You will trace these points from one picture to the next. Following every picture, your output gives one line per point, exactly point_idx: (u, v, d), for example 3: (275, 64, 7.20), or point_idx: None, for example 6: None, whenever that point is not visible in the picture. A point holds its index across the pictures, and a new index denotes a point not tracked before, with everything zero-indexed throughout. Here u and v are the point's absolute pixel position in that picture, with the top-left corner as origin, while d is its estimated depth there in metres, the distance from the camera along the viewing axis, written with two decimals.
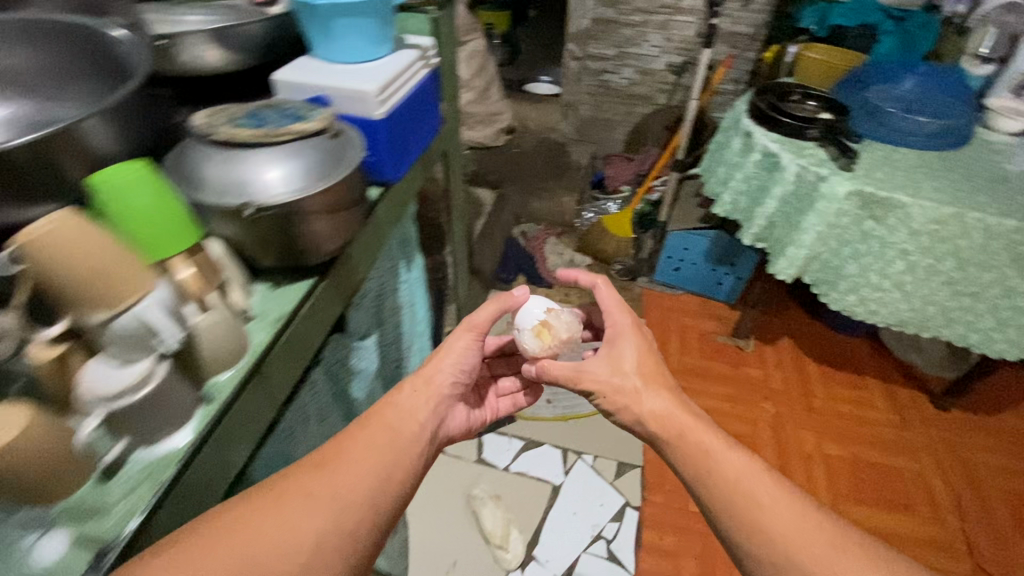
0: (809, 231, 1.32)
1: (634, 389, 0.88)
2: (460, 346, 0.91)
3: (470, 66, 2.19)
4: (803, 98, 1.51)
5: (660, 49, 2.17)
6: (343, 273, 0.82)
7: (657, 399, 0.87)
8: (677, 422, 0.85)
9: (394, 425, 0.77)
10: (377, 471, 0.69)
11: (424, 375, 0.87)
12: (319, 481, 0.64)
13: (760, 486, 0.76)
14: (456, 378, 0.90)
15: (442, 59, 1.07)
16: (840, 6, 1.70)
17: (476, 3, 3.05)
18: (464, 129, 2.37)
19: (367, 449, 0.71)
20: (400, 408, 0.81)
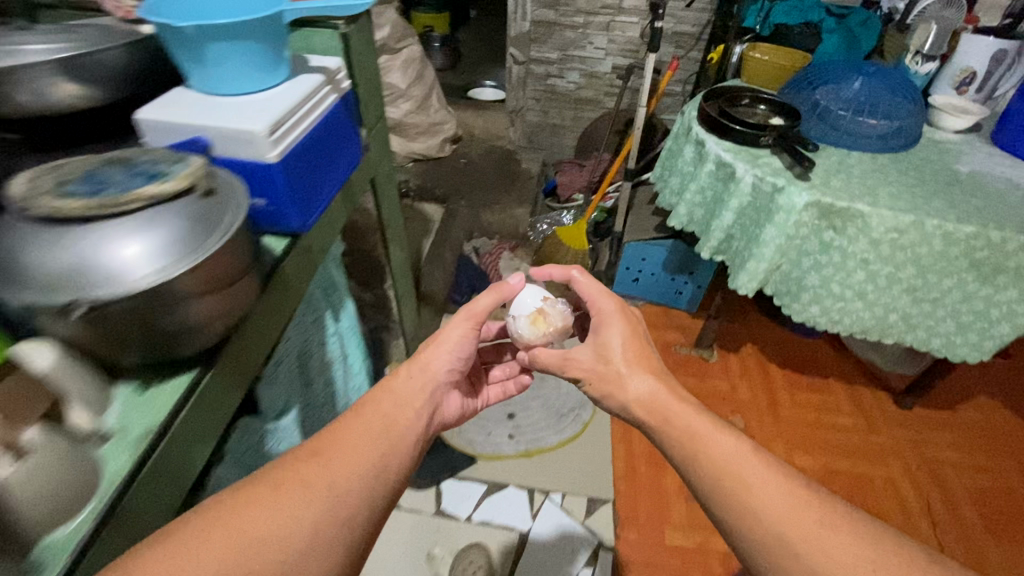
0: (769, 244, 1.27)
1: (620, 371, 0.86)
2: (457, 335, 0.90)
3: (406, 74, 2.04)
4: (753, 102, 1.46)
5: (604, 52, 2.09)
6: (247, 344, 0.68)
7: (640, 384, 0.84)
8: (664, 409, 0.80)
9: (392, 411, 0.75)
10: (376, 459, 0.67)
11: (420, 361, 0.87)
12: (317, 466, 0.61)
13: (755, 471, 0.68)
14: (454, 364, 0.89)
15: (359, 78, 0.93)
16: (783, 5, 1.69)
17: (412, 5, 2.90)
18: (406, 141, 2.22)
19: (365, 437, 0.69)
20: (396, 395, 0.80)
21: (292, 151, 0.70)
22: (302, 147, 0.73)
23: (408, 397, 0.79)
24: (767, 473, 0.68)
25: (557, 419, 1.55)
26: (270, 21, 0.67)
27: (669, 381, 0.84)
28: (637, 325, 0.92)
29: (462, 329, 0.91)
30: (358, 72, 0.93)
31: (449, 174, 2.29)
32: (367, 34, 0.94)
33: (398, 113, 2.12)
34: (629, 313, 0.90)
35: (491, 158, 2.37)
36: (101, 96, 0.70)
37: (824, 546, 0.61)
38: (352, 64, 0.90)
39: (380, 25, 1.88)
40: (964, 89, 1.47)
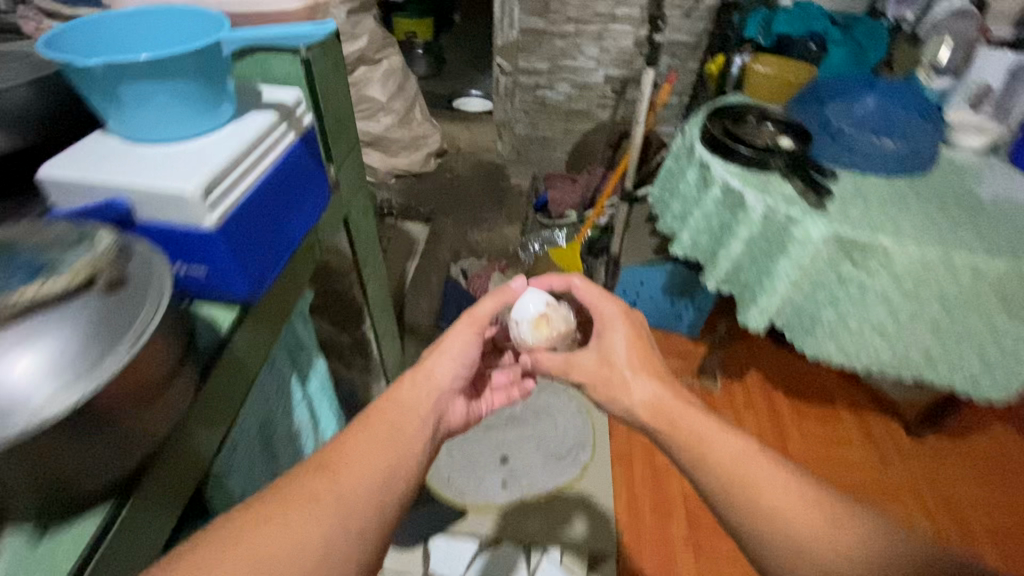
0: (783, 278, 1.17)
1: (622, 373, 0.81)
2: (461, 339, 0.89)
3: (386, 87, 1.91)
4: (759, 120, 1.36)
5: (596, 62, 1.98)
6: (196, 433, 0.57)
7: (644, 387, 0.79)
8: (669, 412, 0.75)
9: (399, 416, 0.75)
10: (384, 468, 0.66)
11: (421, 368, 0.85)
12: (326, 478, 0.62)
13: (765, 468, 0.67)
14: (455, 373, 0.87)
15: (325, 108, 0.81)
16: (784, 15, 1.60)
17: (392, 10, 2.76)
18: (388, 157, 2.10)
19: (372, 446, 0.68)
20: (399, 405, 0.77)
21: (236, 208, 0.58)
22: (250, 202, 0.60)
23: (414, 402, 0.78)
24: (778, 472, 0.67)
25: (554, 462, 1.45)
26: (206, 54, 0.54)
27: (674, 383, 0.79)
28: (641, 329, 0.87)
29: (463, 336, 0.89)
30: (324, 101, 0.80)
31: (434, 191, 2.17)
32: (334, 57, 0.82)
33: (379, 127, 1.98)
34: (633, 316, 0.86)
35: (478, 173, 2.25)
36: (1, 145, 0.57)
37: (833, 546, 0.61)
38: (315, 92, 0.77)
39: (356, 35, 1.75)
40: (977, 105, 1.37)
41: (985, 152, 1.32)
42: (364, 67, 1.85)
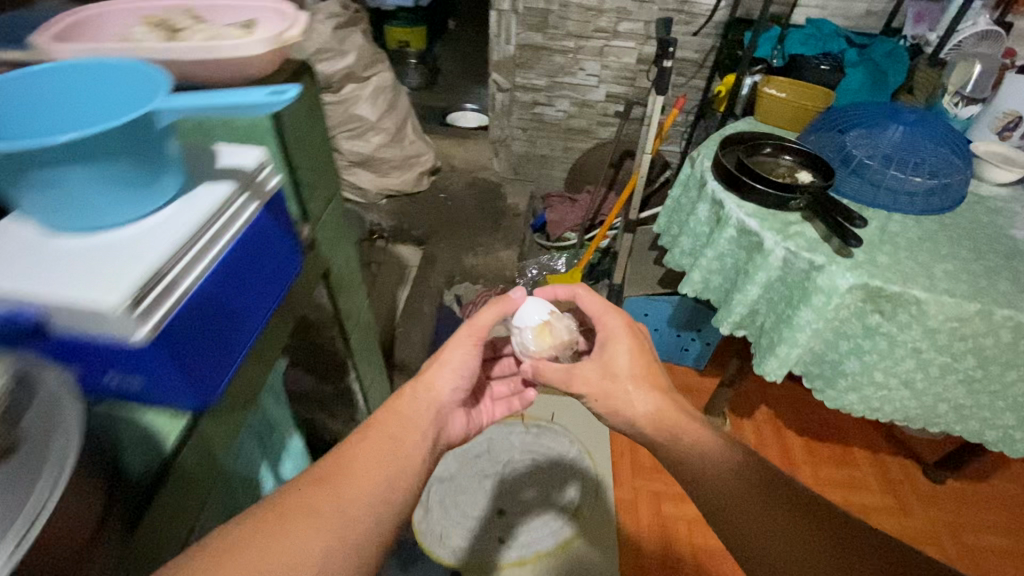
0: (804, 329, 1.07)
1: (622, 384, 0.82)
2: (463, 354, 0.93)
3: (376, 105, 1.80)
4: (775, 151, 1.27)
5: (597, 79, 1.88)
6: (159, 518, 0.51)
7: (641, 397, 0.80)
8: (671, 422, 0.76)
9: (397, 428, 0.77)
10: (384, 482, 0.68)
11: (420, 382, 0.89)
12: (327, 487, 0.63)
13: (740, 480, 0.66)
14: (455, 387, 0.91)
15: (295, 155, 0.71)
16: (798, 35, 1.53)
17: (384, 19, 2.66)
18: (378, 177, 1.99)
19: (372, 459, 0.70)
20: (402, 418, 0.80)
21: (177, 310, 0.47)
22: (197, 296, 0.49)
23: (410, 416, 0.82)
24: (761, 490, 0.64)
25: (553, 517, 1.37)
26: (136, 126, 0.44)
27: (671, 392, 0.81)
28: (643, 340, 0.87)
29: (464, 350, 0.92)
30: (294, 149, 0.70)
31: (428, 211, 2.07)
32: (305, 96, 0.72)
33: (369, 147, 1.88)
34: (635, 331, 0.85)
35: (473, 192, 2.15)
36: None
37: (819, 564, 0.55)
38: (284, 142, 0.67)
39: (343, 52, 1.64)
40: (1006, 135, 1.28)
41: (1014, 185, 1.25)
42: (353, 85, 1.75)
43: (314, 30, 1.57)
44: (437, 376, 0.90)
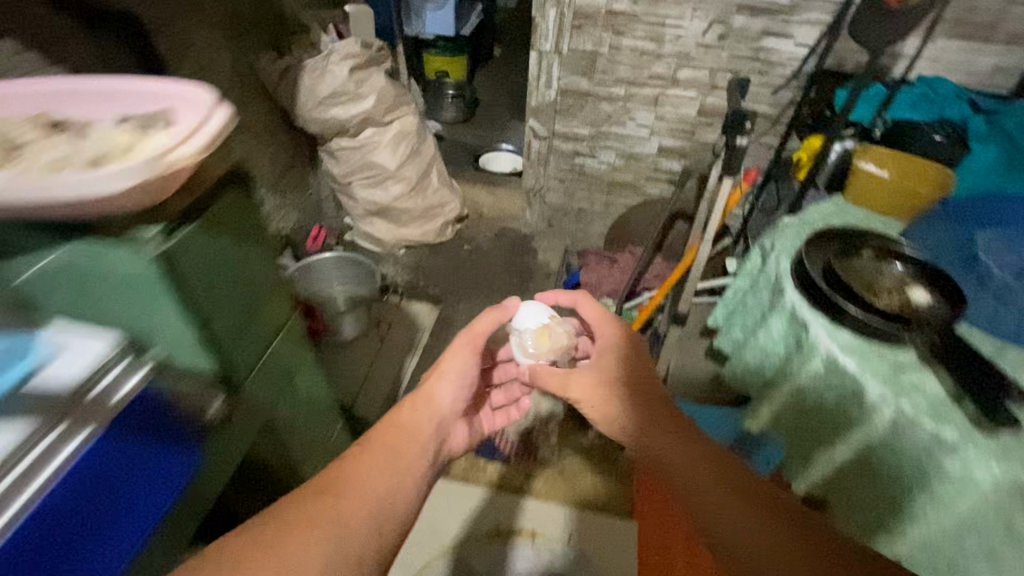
0: (920, 527, 0.77)
1: (617, 392, 0.75)
2: (459, 361, 0.93)
3: (396, 152, 1.61)
4: (880, 254, 0.97)
5: (650, 130, 1.63)
6: None
7: (630, 410, 0.72)
8: (635, 427, 0.71)
9: (397, 440, 0.78)
10: (385, 490, 0.69)
11: (418, 395, 0.88)
12: (329, 498, 0.64)
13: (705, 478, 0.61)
14: (455, 396, 0.90)
15: (217, 287, 0.57)
16: (905, 97, 1.27)
17: (422, 49, 2.50)
18: (397, 227, 1.80)
19: (374, 471, 0.71)
20: (404, 430, 0.81)
21: (17, 525, 0.38)
22: (29, 522, 0.39)
23: (411, 424, 0.82)
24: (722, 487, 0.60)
25: None
26: None
27: (665, 396, 0.74)
28: (642, 351, 0.82)
29: (461, 356, 0.93)
30: (212, 290, 0.55)
31: (448, 266, 1.87)
32: (235, 214, 0.57)
33: (386, 196, 1.69)
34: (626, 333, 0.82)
35: (500, 246, 1.94)
36: None
37: (769, 558, 0.53)
38: (197, 286, 0.52)
39: (361, 96, 1.46)
40: None
41: None
42: (371, 129, 1.57)
43: (327, 70, 1.39)
44: (436, 385, 0.90)
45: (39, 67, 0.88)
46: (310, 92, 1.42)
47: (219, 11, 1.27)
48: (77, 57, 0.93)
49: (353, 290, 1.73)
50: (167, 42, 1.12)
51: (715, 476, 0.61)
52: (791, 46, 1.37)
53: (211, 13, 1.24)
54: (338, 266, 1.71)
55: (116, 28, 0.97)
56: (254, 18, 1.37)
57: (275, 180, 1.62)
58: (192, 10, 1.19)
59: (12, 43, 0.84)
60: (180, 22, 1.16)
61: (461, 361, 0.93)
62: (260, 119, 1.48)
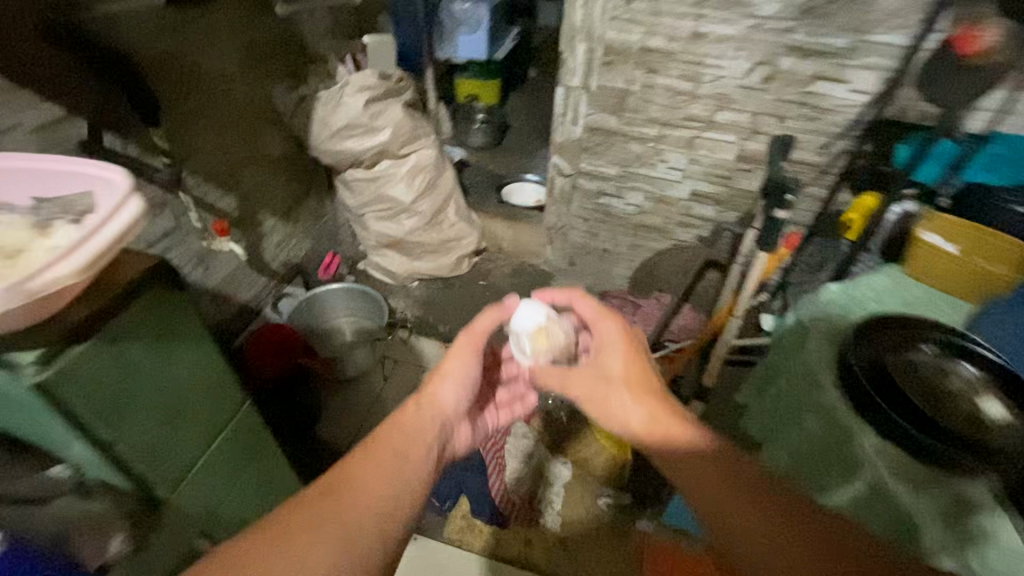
0: None
1: (615, 388, 0.80)
2: (460, 361, 0.92)
3: (411, 186, 1.54)
4: (941, 355, 0.84)
5: (682, 174, 1.51)
6: None
7: (631, 401, 0.77)
8: (661, 429, 0.72)
9: (402, 445, 0.77)
10: (391, 496, 0.69)
11: (426, 393, 0.88)
12: (332, 505, 0.65)
13: (732, 501, 0.62)
14: (460, 396, 0.91)
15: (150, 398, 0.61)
16: (983, 156, 1.11)
17: (454, 71, 2.44)
18: (410, 260, 1.73)
19: (377, 477, 0.71)
20: (406, 429, 0.80)
21: None
22: None
23: (418, 425, 0.82)
24: (753, 514, 0.60)
25: None
26: None
27: (661, 394, 0.77)
28: (637, 347, 0.85)
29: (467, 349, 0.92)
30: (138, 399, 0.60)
31: (461, 303, 1.78)
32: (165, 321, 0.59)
33: (399, 230, 1.62)
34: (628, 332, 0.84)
35: (517, 284, 1.84)
36: None
37: (798, 569, 0.55)
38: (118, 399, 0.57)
39: (375, 129, 1.39)
40: None
41: None
42: (386, 162, 1.50)
43: (341, 103, 1.33)
44: (441, 382, 0.90)
45: (29, 103, 0.85)
46: (323, 124, 1.37)
47: (236, 42, 1.23)
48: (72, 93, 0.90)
49: (359, 322, 1.65)
50: (175, 75, 1.09)
51: (746, 500, 0.61)
52: (846, 92, 1.22)
53: (226, 44, 1.21)
54: (347, 298, 1.62)
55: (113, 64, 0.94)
56: (274, 47, 1.33)
57: (288, 208, 1.58)
58: (206, 41, 1.15)
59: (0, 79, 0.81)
60: (191, 53, 1.12)
61: (464, 357, 0.92)
62: (274, 148, 1.44)
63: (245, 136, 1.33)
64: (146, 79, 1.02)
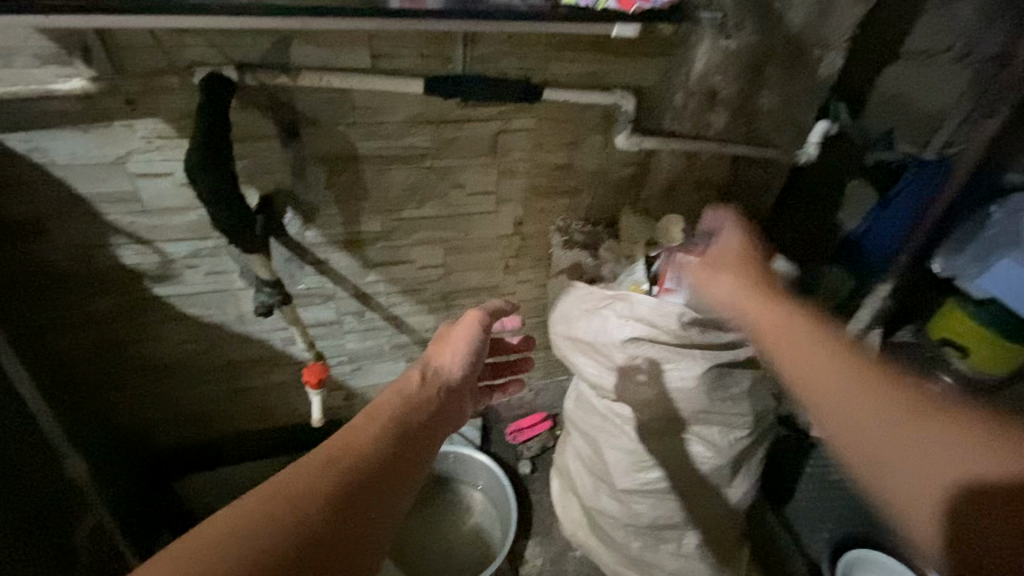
0: None
1: (735, 275, 0.58)
2: (471, 319, 0.62)
3: (640, 473, 0.87)
4: None
5: None
6: None
7: (742, 290, 0.56)
8: (768, 313, 0.51)
9: (408, 408, 0.50)
10: (389, 470, 0.44)
11: (427, 363, 0.57)
12: (329, 461, 0.42)
13: (847, 370, 0.42)
14: (474, 365, 0.59)
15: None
16: None
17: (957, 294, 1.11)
18: (588, 536, 1.04)
19: (369, 435, 0.45)
20: (400, 392, 0.52)
21: None
22: None
23: (437, 397, 0.53)
24: (935, 424, 0.38)
25: None
26: None
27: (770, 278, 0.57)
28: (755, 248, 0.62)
29: (473, 319, 0.62)
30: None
31: None
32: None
33: (592, 498, 0.97)
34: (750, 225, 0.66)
35: None
36: None
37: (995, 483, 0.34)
38: None
39: (629, 372, 0.81)
40: None
41: None
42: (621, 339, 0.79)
43: (596, 318, 0.81)
44: (434, 353, 0.59)
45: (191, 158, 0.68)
46: (565, 318, 0.86)
47: (535, 161, 0.82)
48: (250, 158, 0.70)
49: (493, 517, 1.20)
50: (409, 177, 0.78)
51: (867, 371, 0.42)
52: None
53: (517, 159, 0.81)
54: (496, 485, 1.18)
55: (306, 134, 0.70)
56: (591, 180, 0.87)
57: None
58: (487, 151, 0.79)
59: (162, 124, 0.64)
60: (454, 156, 0.78)
61: (476, 323, 0.62)
62: (525, 289, 1.01)
63: (490, 263, 0.95)
64: (356, 165, 0.75)
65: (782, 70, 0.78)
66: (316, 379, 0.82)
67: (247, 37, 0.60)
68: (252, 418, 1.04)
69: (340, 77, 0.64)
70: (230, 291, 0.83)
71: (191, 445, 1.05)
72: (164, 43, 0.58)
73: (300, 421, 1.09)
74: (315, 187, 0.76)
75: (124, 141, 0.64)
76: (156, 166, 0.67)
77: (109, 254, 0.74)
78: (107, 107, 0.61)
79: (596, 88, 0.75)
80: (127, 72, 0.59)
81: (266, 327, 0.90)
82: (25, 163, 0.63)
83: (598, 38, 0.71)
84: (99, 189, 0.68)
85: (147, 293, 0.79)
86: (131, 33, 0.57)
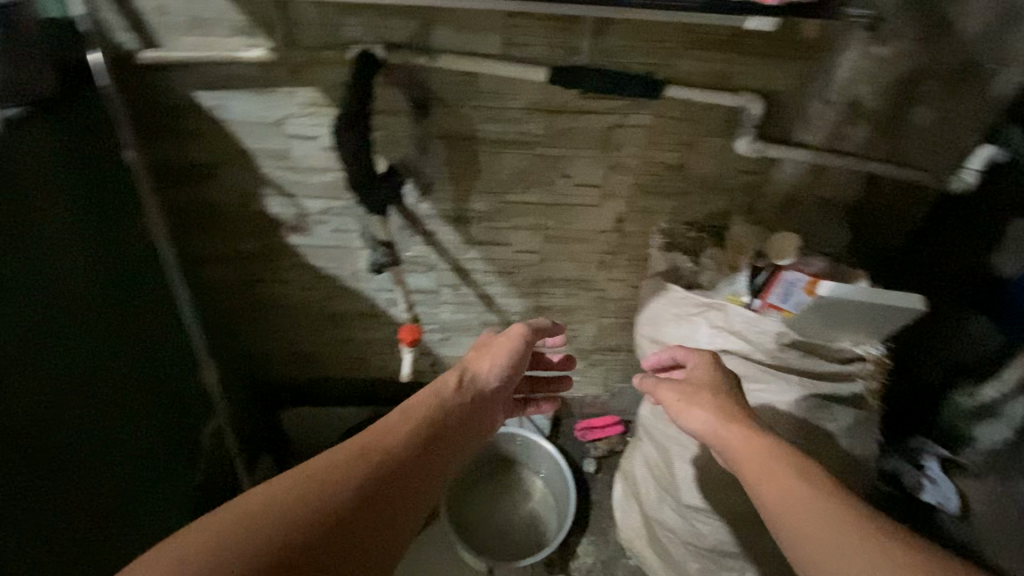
0: None
1: (720, 401, 0.62)
2: (512, 338, 0.67)
3: (708, 493, 0.83)
4: None
5: None
6: None
7: (717, 422, 0.60)
8: (751, 453, 0.55)
9: (439, 412, 0.56)
10: (414, 467, 0.50)
11: (463, 370, 0.63)
12: (359, 455, 0.48)
13: (814, 509, 0.47)
14: (508, 378, 0.65)
15: (133, 359, 0.72)
16: None
17: None
18: (645, 546, 1.02)
19: (397, 436, 0.51)
20: (433, 397, 0.58)
21: None
22: None
23: (469, 406, 0.59)
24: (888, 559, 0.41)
25: None
26: None
27: (746, 411, 0.61)
28: (727, 380, 0.65)
29: (513, 333, 0.68)
30: (101, 386, 0.65)
31: None
32: (117, 192, 0.70)
33: (654, 507, 0.95)
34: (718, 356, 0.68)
35: None
36: None
37: None
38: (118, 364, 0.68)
39: None
40: None
41: None
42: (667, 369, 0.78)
43: (687, 324, 0.79)
44: (472, 361, 0.65)
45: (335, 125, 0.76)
46: (653, 320, 0.85)
47: (646, 158, 0.81)
48: (383, 130, 0.78)
49: (552, 506, 1.22)
50: (520, 162, 0.82)
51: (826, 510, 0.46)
52: None
53: (628, 155, 0.81)
54: (558, 476, 1.19)
55: (434, 112, 0.76)
56: (701, 184, 0.84)
57: (591, 348, 1.14)
58: (598, 144, 0.80)
59: (316, 93, 0.73)
60: (566, 147, 0.80)
61: (518, 340, 0.67)
62: (616, 287, 1.01)
63: (585, 256, 0.96)
64: (473, 147, 0.80)
65: (943, 85, 0.70)
66: (410, 338, 0.89)
67: (397, 20, 0.66)
68: (348, 367, 1.16)
69: (472, 62, 0.69)
70: (349, 249, 0.93)
71: (295, 382, 1.19)
72: (329, 22, 0.66)
73: (389, 377, 1.19)
74: (434, 163, 0.82)
75: (285, 106, 0.74)
76: (306, 130, 0.77)
77: (259, 203, 0.86)
78: (275, 76, 0.71)
79: (722, 89, 0.73)
80: (295, 46, 0.68)
81: (373, 286, 0.99)
82: (208, 119, 0.75)
83: (731, 37, 0.68)
84: (261, 145, 0.79)
85: (282, 241, 0.91)
86: (303, 11, 0.65)
